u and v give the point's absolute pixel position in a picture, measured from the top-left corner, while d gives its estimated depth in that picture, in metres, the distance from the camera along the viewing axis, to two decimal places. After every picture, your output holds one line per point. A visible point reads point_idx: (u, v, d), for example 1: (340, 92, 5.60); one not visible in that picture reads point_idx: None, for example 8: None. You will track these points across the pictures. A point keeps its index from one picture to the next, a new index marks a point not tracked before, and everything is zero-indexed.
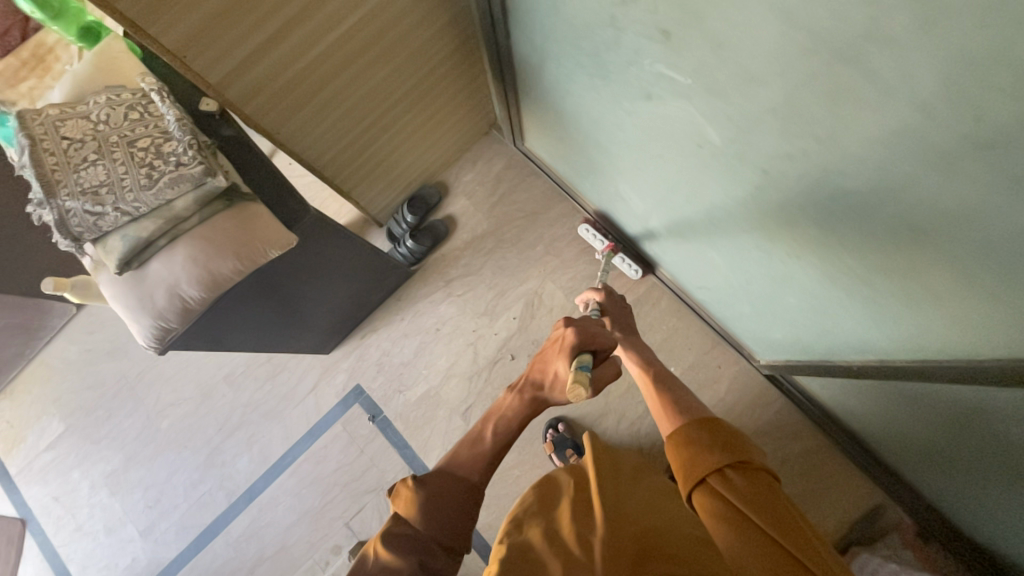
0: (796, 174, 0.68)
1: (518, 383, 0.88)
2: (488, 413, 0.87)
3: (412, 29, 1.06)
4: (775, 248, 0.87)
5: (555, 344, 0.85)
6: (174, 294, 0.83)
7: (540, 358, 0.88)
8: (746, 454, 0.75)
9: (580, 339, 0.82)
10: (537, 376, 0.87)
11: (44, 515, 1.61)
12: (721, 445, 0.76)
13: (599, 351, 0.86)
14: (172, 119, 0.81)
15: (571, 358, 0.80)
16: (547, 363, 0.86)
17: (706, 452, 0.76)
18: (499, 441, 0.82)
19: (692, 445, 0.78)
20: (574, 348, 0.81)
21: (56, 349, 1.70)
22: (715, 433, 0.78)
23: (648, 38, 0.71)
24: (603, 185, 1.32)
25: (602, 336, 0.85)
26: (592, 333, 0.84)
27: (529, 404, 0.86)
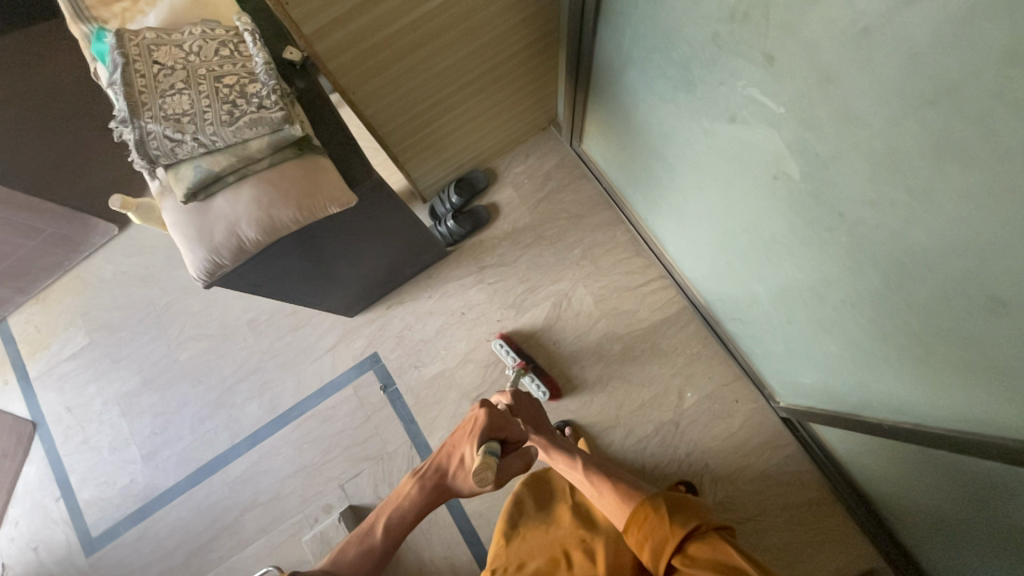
0: (875, 221, 0.67)
1: (420, 471, 1.01)
2: (385, 503, 1.00)
3: (500, 13, 1.06)
4: (830, 294, 0.86)
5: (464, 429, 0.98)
6: (234, 233, 0.84)
7: (444, 447, 1.01)
8: (695, 521, 0.76)
9: (490, 428, 0.93)
10: (439, 468, 1.01)
11: (55, 422, 1.66)
12: (668, 516, 0.76)
13: (508, 441, 0.98)
14: (261, 62, 0.82)
15: (480, 443, 0.90)
16: (451, 450, 1.00)
17: (661, 523, 0.76)
18: (389, 535, 0.96)
19: (643, 524, 0.78)
20: (484, 436, 0.92)
21: (93, 265, 1.75)
22: (659, 505, 0.79)
23: (747, 62, 0.71)
24: (656, 200, 1.31)
25: (512, 428, 0.98)
26: (503, 422, 0.96)
27: (426, 495, 0.99)
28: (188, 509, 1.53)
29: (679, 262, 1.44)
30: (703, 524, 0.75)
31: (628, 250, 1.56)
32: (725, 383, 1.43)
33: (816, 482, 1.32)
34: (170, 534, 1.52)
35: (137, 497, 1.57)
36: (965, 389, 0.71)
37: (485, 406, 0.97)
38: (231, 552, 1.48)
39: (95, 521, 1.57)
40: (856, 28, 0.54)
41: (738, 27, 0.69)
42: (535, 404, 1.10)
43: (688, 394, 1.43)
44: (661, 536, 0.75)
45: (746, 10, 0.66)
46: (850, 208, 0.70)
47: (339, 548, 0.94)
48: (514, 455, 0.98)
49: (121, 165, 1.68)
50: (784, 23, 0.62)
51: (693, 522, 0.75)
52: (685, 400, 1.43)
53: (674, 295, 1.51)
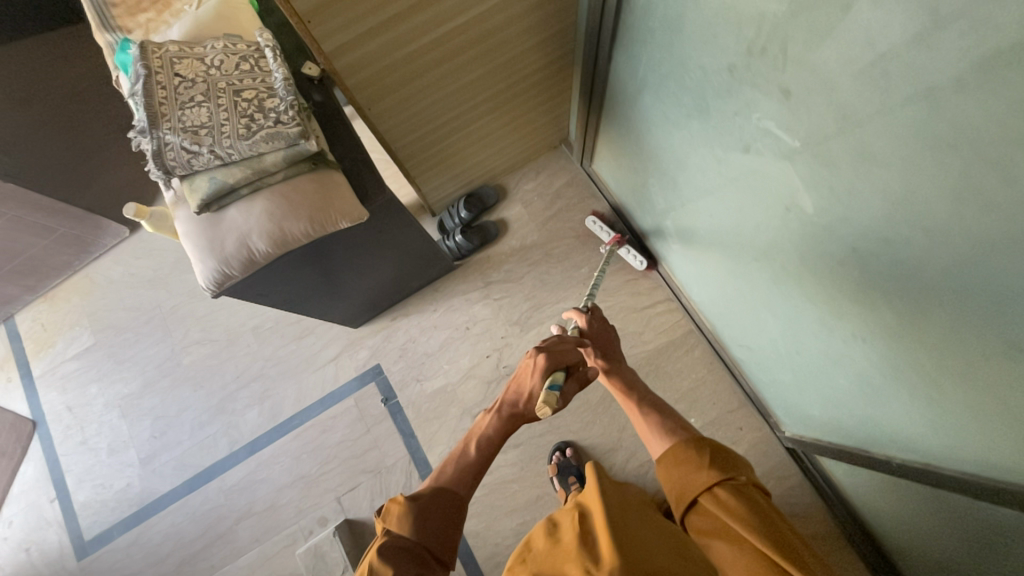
0: (890, 259, 0.66)
1: (493, 404, 0.91)
2: (467, 433, 0.90)
3: (518, 35, 1.08)
4: (841, 327, 0.85)
5: (526, 364, 0.88)
6: (245, 244, 0.84)
7: (514, 380, 0.90)
8: (732, 471, 0.76)
9: (554, 361, 0.87)
10: (514, 397, 0.91)
11: (56, 422, 1.66)
12: (709, 463, 0.77)
13: (570, 369, 0.92)
14: (280, 78, 0.83)
15: (543, 379, 0.85)
16: (520, 385, 0.89)
17: (698, 469, 0.77)
18: (481, 459, 0.85)
19: (680, 463, 0.79)
20: (549, 369, 0.86)
21: (103, 265, 1.76)
22: (703, 451, 0.79)
23: (764, 95, 0.71)
24: (665, 223, 1.31)
25: (571, 354, 0.91)
26: (562, 354, 0.89)
27: (507, 423, 0.89)
28: (182, 515, 1.52)
29: (687, 285, 1.43)
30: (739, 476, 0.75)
31: (635, 271, 1.55)
32: (731, 409, 1.41)
33: (821, 515, 1.29)
34: (163, 540, 1.51)
35: (132, 501, 1.56)
36: (977, 431, 0.70)
37: (540, 350, 0.88)
38: (223, 561, 1.47)
39: (89, 523, 1.56)
40: (876, 68, 0.54)
41: (756, 61, 0.69)
42: (613, 334, 1.08)
43: (692, 419, 1.41)
44: (692, 479, 0.77)
45: (763, 45, 0.66)
46: (864, 244, 0.69)
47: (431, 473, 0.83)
48: (574, 378, 0.92)
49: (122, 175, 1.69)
50: (803, 60, 0.62)
51: (729, 472, 0.76)
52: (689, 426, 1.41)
53: (680, 318, 1.50)
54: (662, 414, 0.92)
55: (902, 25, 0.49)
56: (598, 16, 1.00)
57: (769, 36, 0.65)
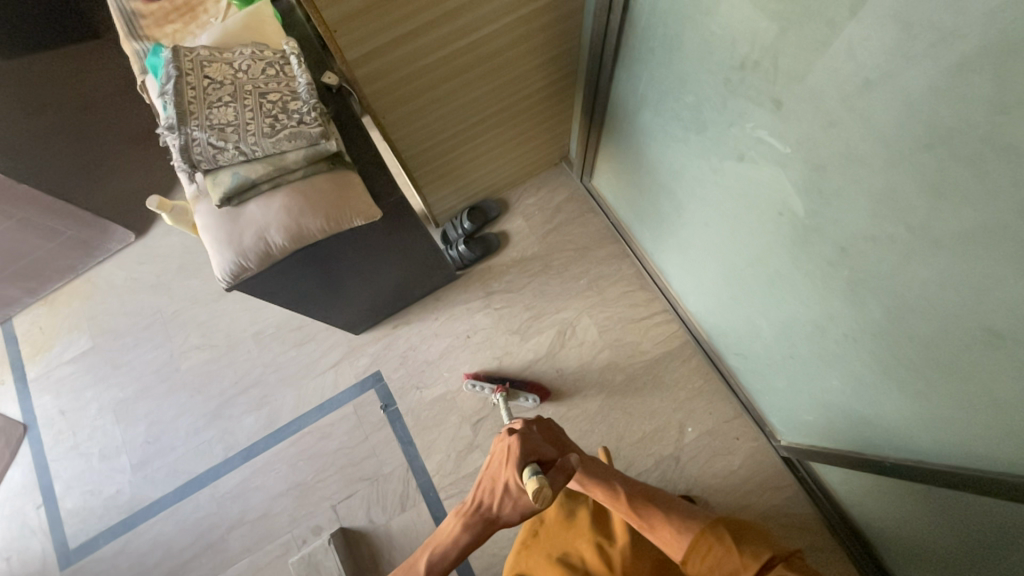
0: (877, 256, 0.71)
1: (460, 506, 0.83)
2: (429, 540, 0.83)
3: (525, 54, 1.15)
4: (833, 327, 0.89)
5: (500, 450, 0.80)
6: (263, 238, 0.87)
7: (487, 473, 0.82)
8: (765, 551, 0.70)
9: (523, 456, 0.74)
10: (485, 498, 0.81)
11: (47, 426, 1.63)
12: (736, 546, 0.71)
13: (551, 463, 0.77)
14: (304, 83, 0.88)
15: (517, 474, 0.73)
16: (493, 479, 0.81)
17: (728, 554, 0.71)
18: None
19: (708, 556, 0.73)
20: (521, 462, 0.74)
21: (106, 270, 1.77)
22: (724, 537, 0.73)
23: (757, 106, 0.77)
24: (663, 235, 1.36)
25: (544, 447, 0.78)
26: (534, 446, 0.77)
27: (471, 530, 0.80)
28: (172, 523, 1.49)
29: (683, 296, 1.47)
30: (774, 556, 0.69)
31: (632, 283, 1.60)
32: (727, 419, 1.43)
33: (817, 526, 1.30)
34: (151, 549, 1.47)
35: (121, 509, 1.52)
36: (964, 423, 0.73)
37: (511, 435, 0.78)
38: (212, 572, 1.43)
39: (74, 531, 1.52)
40: (859, 78, 0.60)
41: (748, 75, 0.75)
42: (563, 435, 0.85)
43: (689, 428, 1.44)
44: (728, 568, 0.71)
45: (756, 60, 0.73)
46: (852, 243, 0.74)
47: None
48: (559, 471, 0.76)
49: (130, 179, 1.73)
50: (793, 72, 0.68)
51: (765, 552, 0.70)
52: (686, 435, 1.43)
53: (677, 329, 1.53)
54: (665, 508, 0.80)
55: (881, 37, 0.55)
56: (601, 38, 1.07)
57: (761, 52, 0.71)
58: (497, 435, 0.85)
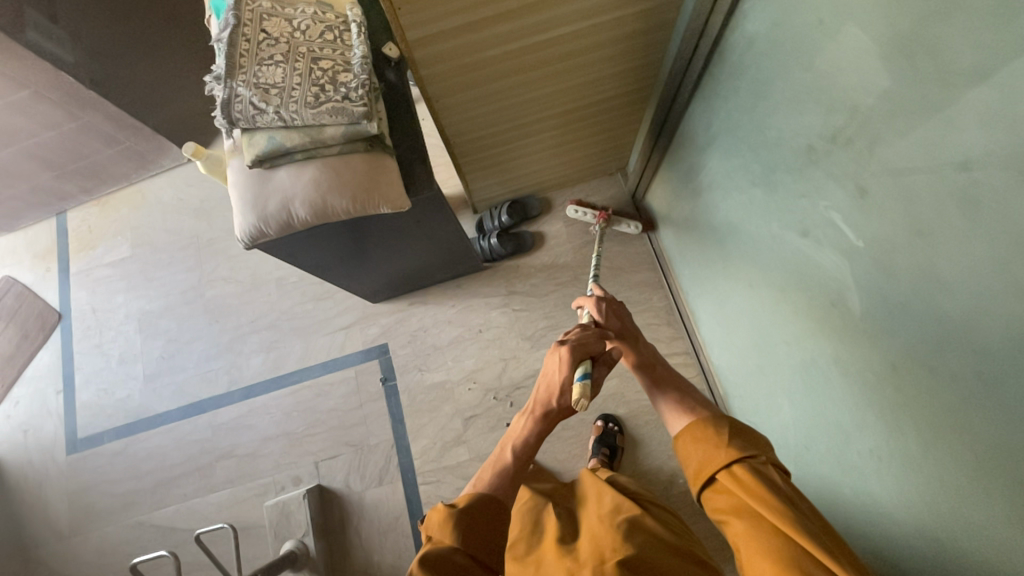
0: (932, 388, 0.62)
1: (526, 404, 0.91)
2: (503, 440, 0.90)
3: (600, 61, 1.06)
4: (859, 439, 0.80)
5: (551, 360, 0.88)
6: (287, 209, 0.85)
7: (542, 379, 0.90)
8: (752, 448, 0.69)
9: (576, 352, 0.86)
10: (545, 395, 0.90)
11: (78, 320, 1.73)
12: (727, 437, 0.71)
13: (598, 358, 0.92)
14: (359, 56, 0.84)
15: (571, 372, 0.85)
16: (549, 380, 0.89)
17: (715, 444, 0.71)
18: (519, 463, 0.86)
19: (694, 439, 0.74)
20: (574, 361, 0.86)
21: (156, 184, 1.82)
22: (720, 425, 0.73)
23: (837, 185, 0.67)
24: (704, 279, 1.27)
25: (594, 344, 0.90)
26: (586, 345, 0.89)
27: (541, 425, 0.89)
28: (169, 439, 1.58)
29: (709, 345, 1.38)
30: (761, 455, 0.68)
31: (660, 316, 1.51)
32: None
33: None
34: (147, 457, 1.57)
35: (129, 413, 1.62)
36: None
37: (563, 343, 0.88)
38: (195, 493, 1.52)
39: (85, 423, 1.63)
40: (965, 194, 0.50)
41: (835, 149, 0.66)
42: (629, 314, 1.03)
43: (679, 480, 1.38)
44: (709, 455, 0.71)
45: (850, 136, 0.63)
46: (906, 365, 0.65)
47: (472, 483, 0.85)
48: (603, 365, 0.92)
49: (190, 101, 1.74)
50: (888, 163, 0.58)
51: (750, 449, 0.69)
52: (675, 486, 1.37)
53: (694, 376, 1.45)
54: (680, 394, 0.85)
55: (1006, 158, 0.45)
56: (683, 61, 0.97)
57: (857, 128, 0.61)
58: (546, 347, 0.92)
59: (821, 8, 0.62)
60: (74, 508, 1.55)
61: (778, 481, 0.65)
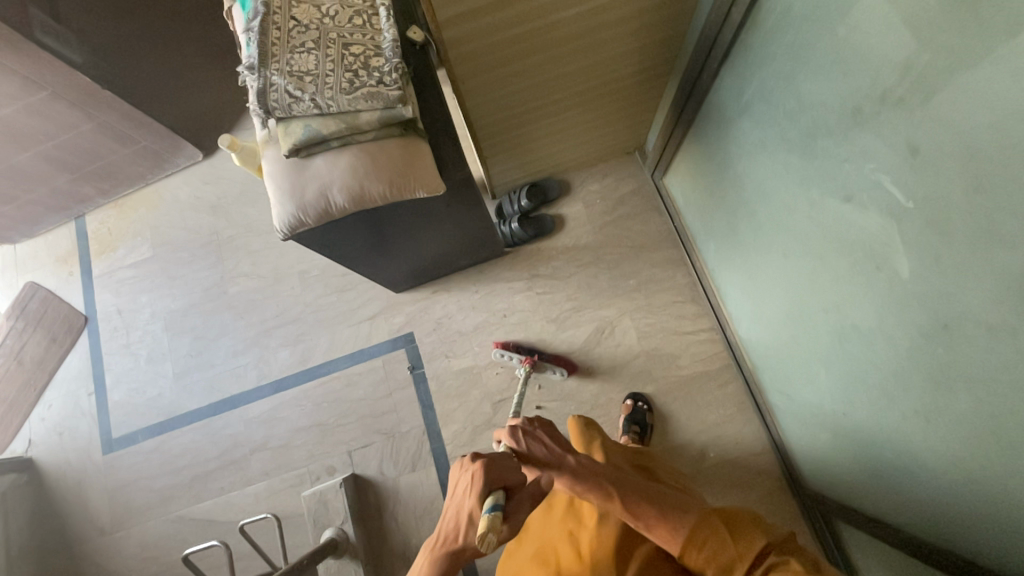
0: (988, 344, 0.62)
1: (431, 540, 0.78)
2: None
3: (624, 36, 1.05)
4: (904, 402, 0.80)
5: (463, 478, 0.76)
6: (324, 196, 0.86)
7: (452, 507, 0.77)
8: (761, 539, 0.71)
9: (487, 481, 0.72)
10: (452, 528, 0.76)
11: (104, 321, 1.75)
12: (732, 539, 0.73)
13: (516, 486, 0.76)
14: (390, 39, 0.83)
15: (479, 503, 0.71)
16: (458, 507, 0.76)
17: (725, 543, 0.73)
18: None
19: (706, 550, 0.75)
20: (482, 492, 0.72)
21: (172, 184, 1.82)
22: (718, 527, 0.75)
23: (886, 147, 0.67)
24: (731, 253, 1.27)
25: (509, 471, 0.75)
26: (498, 470, 0.74)
27: (439, 568, 0.75)
28: (202, 434, 1.60)
29: (736, 319, 1.39)
30: (770, 545, 0.70)
31: (684, 294, 1.52)
32: (752, 454, 1.37)
33: None
34: (182, 453, 1.59)
35: (161, 410, 1.64)
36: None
37: (478, 459, 0.75)
38: (232, 486, 1.55)
39: (118, 423, 1.65)
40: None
41: (885, 111, 0.65)
42: (552, 431, 0.91)
43: (711, 454, 1.39)
44: (726, 560, 0.72)
45: (900, 96, 0.63)
46: (959, 324, 0.66)
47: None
48: (523, 498, 0.76)
49: (203, 96, 1.73)
50: (944, 119, 0.58)
51: (761, 540, 0.71)
52: (706, 460, 1.39)
53: (721, 352, 1.46)
54: (655, 506, 0.80)
55: None
56: (713, 31, 0.96)
57: (911, 88, 0.61)
58: (461, 461, 0.79)
59: None
60: (114, 505, 1.58)
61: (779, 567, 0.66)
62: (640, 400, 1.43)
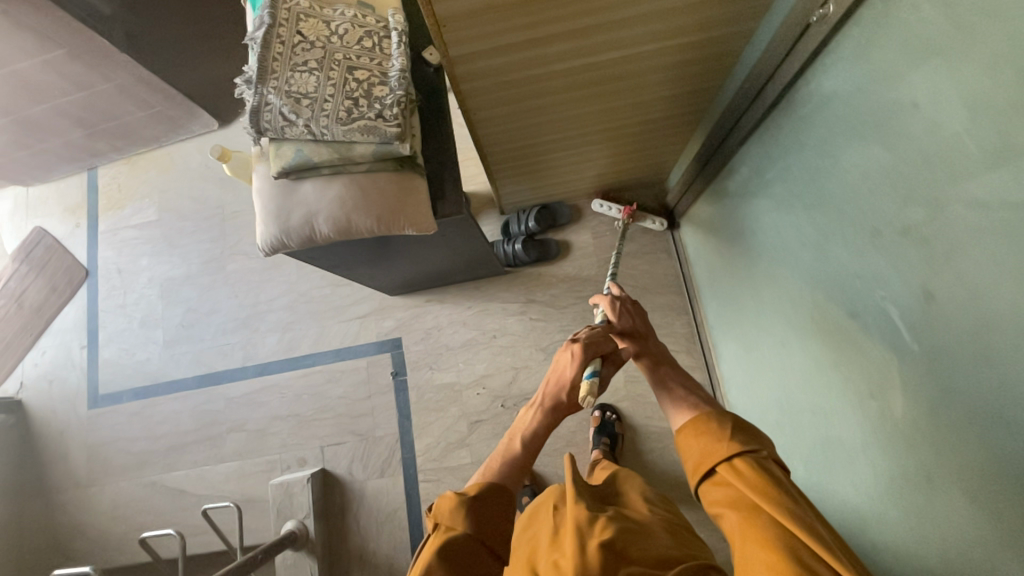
0: (969, 515, 0.58)
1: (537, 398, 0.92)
2: (514, 432, 0.90)
3: (655, 83, 0.99)
4: (876, 531, 0.77)
5: (564, 355, 0.90)
6: (309, 223, 0.83)
7: (552, 374, 0.92)
8: (754, 443, 0.69)
9: (589, 349, 0.88)
10: (554, 389, 0.90)
11: (104, 278, 1.77)
12: (725, 431, 0.72)
13: (608, 357, 0.92)
14: (397, 69, 0.79)
15: (580, 369, 0.87)
16: (560, 374, 0.90)
17: (713, 439, 0.72)
18: (529, 453, 0.84)
19: (694, 435, 0.74)
20: (586, 357, 0.88)
21: (185, 149, 1.80)
22: (719, 422, 0.74)
23: (901, 282, 0.61)
24: (732, 319, 1.22)
25: (606, 343, 0.91)
26: (599, 343, 0.90)
27: (550, 418, 0.89)
28: (184, 405, 1.63)
29: (727, 383, 1.34)
30: (762, 449, 0.69)
31: (680, 344, 1.47)
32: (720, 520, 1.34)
33: None
34: (163, 420, 1.62)
35: (147, 375, 1.67)
36: None
37: (575, 340, 0.90)
38: (205, 461, 1.58)
39: (105, 380, 1.69)
40: None
41: (906, 245, 0.59)
42: (644, 315, 0.99)
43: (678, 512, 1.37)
44: (710, 449, 0.71)
45: (925, 235, 0.57)
46: (944, 481, 0.61)
47: (481, 472, 0.81)
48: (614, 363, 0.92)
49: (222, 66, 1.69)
50: (967, 277, 0.52)
51: (752, 444, 0.69)
52: None
53: None
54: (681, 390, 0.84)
55: None
56: (744, 99, 0.89)
57: (937, 231, 0.55)
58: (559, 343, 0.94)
59: (920, 88, 0.54)
60: (92, 460, 1.63)
61: (785, 482, 0.64)
62: (609, 410, 1.44)
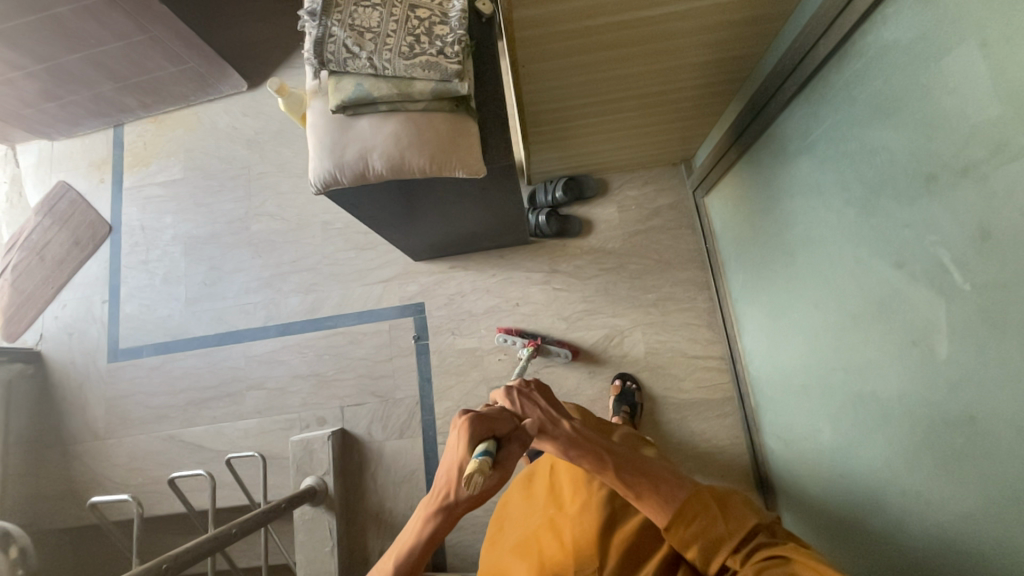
0: (1013, 447, 0.60)
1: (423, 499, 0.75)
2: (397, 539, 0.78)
3: (698, 45, 1.00)
4: (910, 478, 0.79)
5: (451, 439, 0.71)
6: (364, 158, 0.83)
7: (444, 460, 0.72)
8: (751, 518, 0.70)
9: (479, 428, 0.69)
10: (442, 486, 0.72)
11: (127, 234, 1.77)
12: (721, 514, 0.70)
13: (510, 436, 0.71)
14: (459, 8, 0.80)
15: (471, 449, 0.67)
16: (448, 465, 0.71)
17: (715, 522, 0.70)
18: (404, 574, 0.75)
19: (693, 524, 0.70)
20: (476, 438, 0.68)
21: (212, 109, 1.81)
22: (711, 504, 0.72)
23: (955, 223, 0.63)
24: (759, 289, 1.24)
25: (502, 418, 0.72)
26: (492, 420, 0.71)
27: (434, 523, 0.73)
28: (204, 361, 1.63)
29: (748, 354, 1.36)
30: (758, 523, 0.70)
31: (701, 318, 1.49)
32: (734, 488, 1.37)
33: None
34: (182, 376, 1.63)
35: (168, 331, 1.67)
36: None
37: (467, 414, 0.70)
38: (224, 417, 1.59)
39: (126, 334, 1.69)
40: None
41: (963, 186, 0.61)
42: (550, 394, 0.87)
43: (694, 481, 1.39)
44: (717, 535, 0.69)
45: (982, 171, 0.59)
46: (988, 419, 0.63)
47: None
48: (516, 444, 0.71)
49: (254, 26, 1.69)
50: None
51: (750, 520, 0.70)
52: None
53: (726, 383, 1.44)
54: (648, 480, 0.75)
55: None
56: (794, 59, 0.91)
57: (998, 167, 0.56)
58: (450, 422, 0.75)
59: (989, 27, 0.56)
60: (111, 413, 1.64)
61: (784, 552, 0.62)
62: (629, 379, 1.46)
